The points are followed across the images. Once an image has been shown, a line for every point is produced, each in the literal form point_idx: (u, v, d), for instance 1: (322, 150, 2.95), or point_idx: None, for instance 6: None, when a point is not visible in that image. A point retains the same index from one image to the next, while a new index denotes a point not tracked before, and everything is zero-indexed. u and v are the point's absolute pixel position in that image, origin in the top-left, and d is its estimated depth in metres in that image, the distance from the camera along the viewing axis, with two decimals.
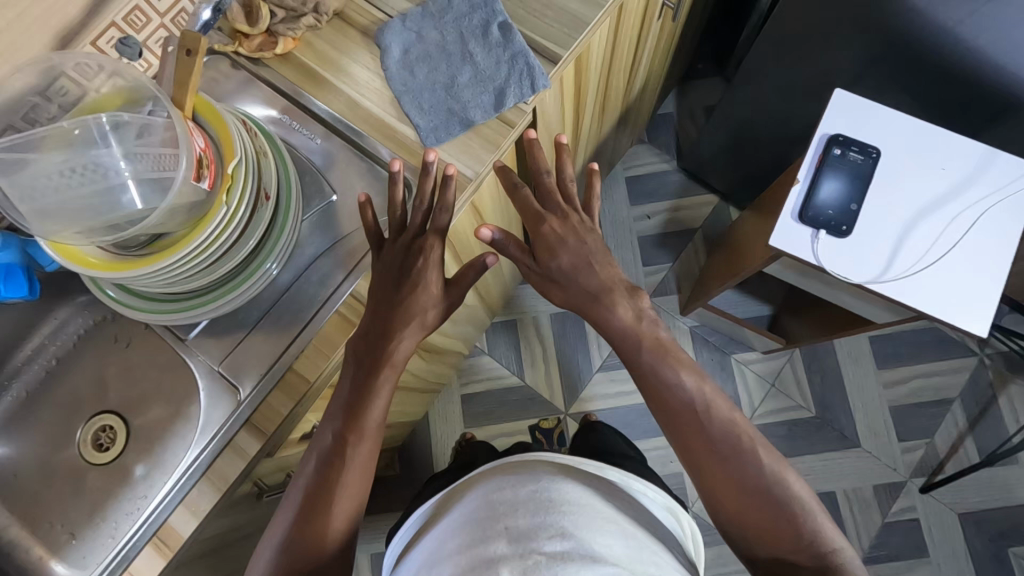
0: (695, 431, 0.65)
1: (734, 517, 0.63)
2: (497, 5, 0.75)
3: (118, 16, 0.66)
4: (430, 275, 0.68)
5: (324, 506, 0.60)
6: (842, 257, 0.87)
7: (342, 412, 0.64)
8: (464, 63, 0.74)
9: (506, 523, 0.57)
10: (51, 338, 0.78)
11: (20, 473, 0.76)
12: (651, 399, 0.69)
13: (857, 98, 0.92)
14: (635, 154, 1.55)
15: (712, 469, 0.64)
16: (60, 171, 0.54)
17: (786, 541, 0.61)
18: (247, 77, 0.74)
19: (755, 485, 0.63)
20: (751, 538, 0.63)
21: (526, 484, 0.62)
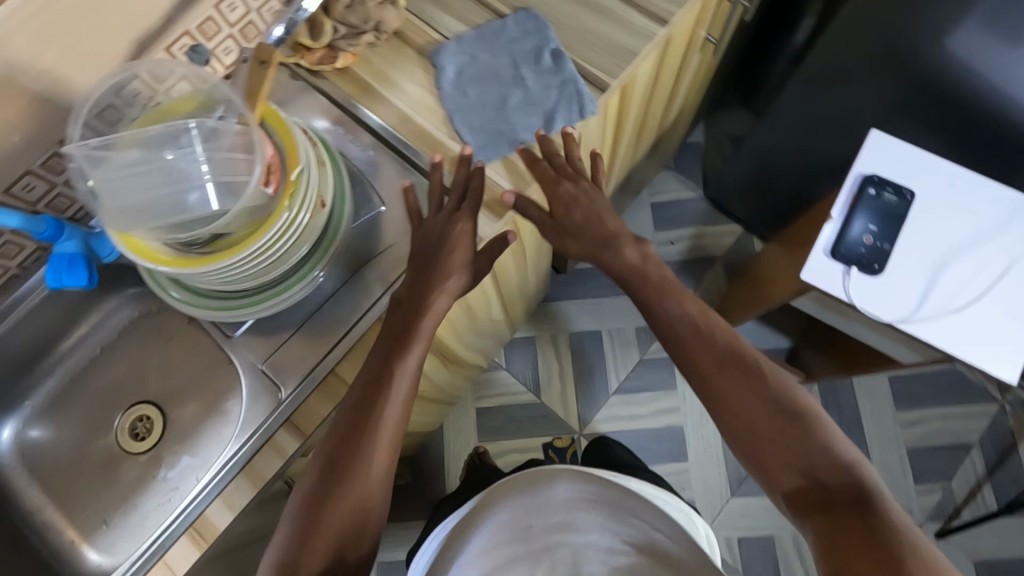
0: (714, 361, 0.64)
1: (763, 454, 0.59)
2: (550, 33, 0.78)
3: (192, 25, 0.69)
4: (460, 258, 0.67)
5: (350, 473, 0.58)
6: (873, 295, 0.88)
7: (367, 379, 0.62)
8: (517, 86, 0.77)
9: (529, 521, 0.60)
10: (96, 328, 0.79)
11: (57, 457, 0.78)
12: (668, 337, 0.68)
13: (894, 141, 0.93)
14: (661, 181, 1.57)
15: (733, 397, 0.62)
16: (145, 171, 0.57)
17: (815, 462, 0.57)
18: (303, 87, 0.77)
19: (771, 408, 0.60)
20: (780, 470, 0.58)
21: (546, 485, 0.64)
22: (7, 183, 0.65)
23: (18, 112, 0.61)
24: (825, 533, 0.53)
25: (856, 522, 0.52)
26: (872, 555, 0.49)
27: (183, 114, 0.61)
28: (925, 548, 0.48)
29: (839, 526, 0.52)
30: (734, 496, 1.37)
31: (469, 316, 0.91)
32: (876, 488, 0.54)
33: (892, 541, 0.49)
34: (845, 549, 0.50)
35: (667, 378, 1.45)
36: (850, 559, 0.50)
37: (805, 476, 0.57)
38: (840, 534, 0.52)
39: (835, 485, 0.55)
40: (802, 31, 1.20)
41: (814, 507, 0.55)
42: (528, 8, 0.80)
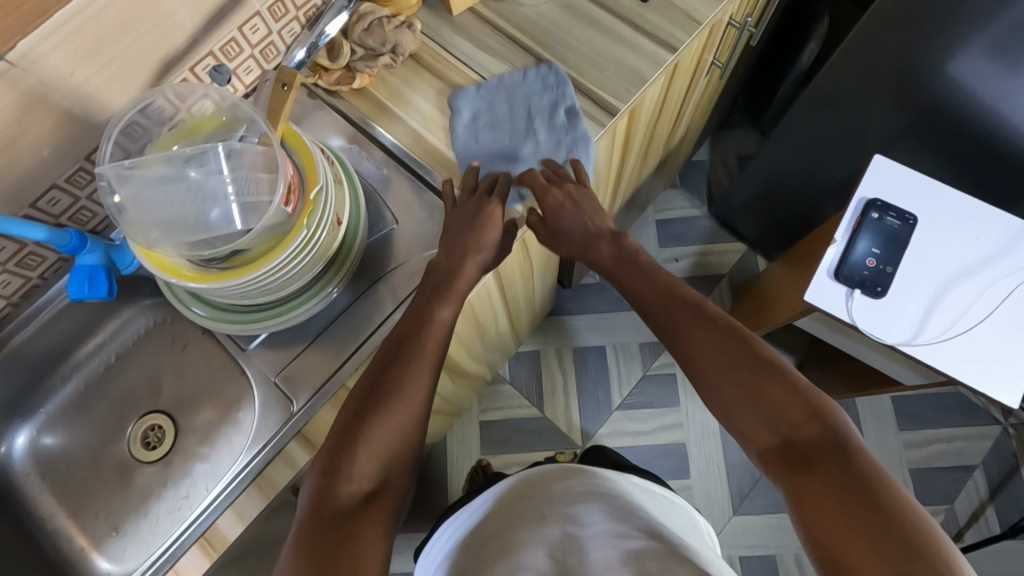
0: (693, 327, 0.65)
1: (737, 404, 0.60)
2: (569, 91, 0.78)
3: (216, 46, 0.71)
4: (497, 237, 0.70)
5: (393, 398, 0.60)
6: (876, 317, 0.89)
7: (415, 317, 0.66)
8: (531, 138, 0.78)
9: (544, 512, 0.66)
10: (112, 337, 0.81)
11: (70, 464, 0.79)
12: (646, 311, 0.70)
13: (897, 167, 0.94)
14: (666, 198, 1.59)
15: (710, 365, 0.62)
16: (172, 190, 0.59)
17: (786, 416, 0.57)
18: (320, 105, 0.79)
19: (741, 356, 0.61)
20: (752, 427, 0.59)
21: (559, 482, 0.71)
22: (33, 197, 0.67)
23: (48, 128, 0.63)
24: (796, 481, 0.53)
25: (828, 467, 0.52)
26: (842, 497, 0.49)
27: (206, 131, 0.64)
28: (893, 486, 0.49)
29: (810, 472, 0.53)
30: (737, 513, 1.37)
31: (477, 330, 0.93)
32: (848, 434, 0.54)
33: (863, 481, 0.50)
34: (818, 494, 0.51)
35: (671, 393, 1.46)
36: (819, 503, 0.50)
37: (776, 432, 0.57)
38: (808, 483, 0.52)
39: (808, 436, 0.55)
40: (807, 55, 1.27)
41: (784, 459, 0.55)
42: (551, 62, 0.80)
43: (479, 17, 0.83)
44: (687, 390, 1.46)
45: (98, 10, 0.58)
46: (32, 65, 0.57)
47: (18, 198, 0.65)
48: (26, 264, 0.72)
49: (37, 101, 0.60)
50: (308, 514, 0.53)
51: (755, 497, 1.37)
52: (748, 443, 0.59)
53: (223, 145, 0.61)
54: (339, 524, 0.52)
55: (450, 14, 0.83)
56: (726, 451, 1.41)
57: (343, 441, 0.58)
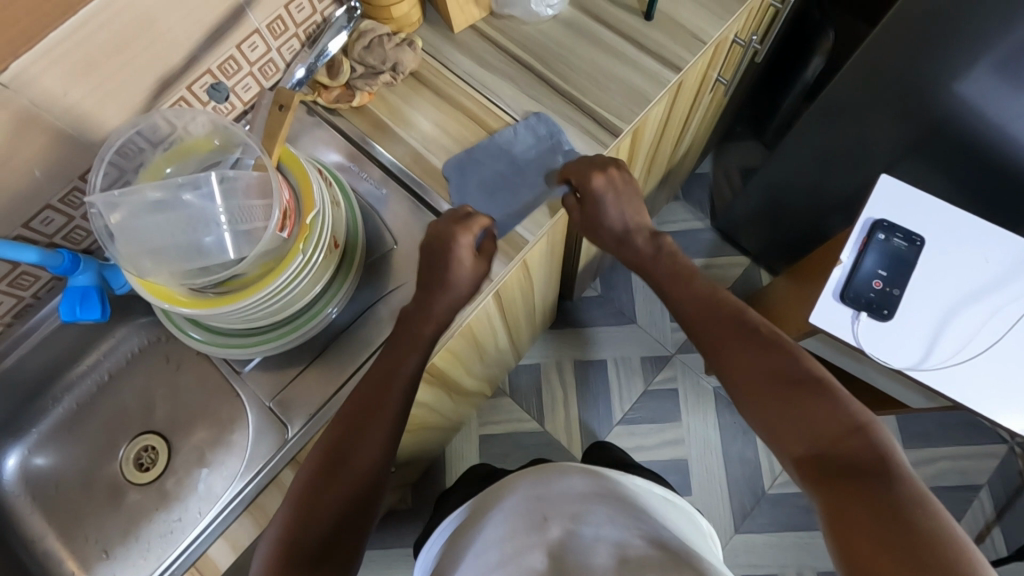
0: (731, 340, 0.65)
1: (766, 412, 0.60)
2: (563, 137, 0.77)
3: (214, 64, 0.70)
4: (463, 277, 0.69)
5: (365, 432, 0.62)
6: (882, 339, 0.87)
7: (377, 376, 0.64)
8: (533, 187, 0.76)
9: (545, 513, 0.65)
10: (107, 356, 0.80)
11: (61, 485, 0.77)
12: (685, 320, 0.70)
13: (902, 186, 0.93)
14: (669, 211, 1.58)
15: (742, 371, 0.63)
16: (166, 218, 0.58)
17: (826, 431, 0.56)
18: (319, 122, 0.78)
19: (771, 366, 0.61)
20: (789, 437, 0.58)
21: (560, 482, 0.69)
22: (26, 217, 0.66)
23: (42, 148, 0.62)
24: (833, 497, 0.52)
25: (866, 487, 0.50)
26: (875, 515, 0.48)
27: (200, 155, 0.64)
28: (933, 511, 0.47)
29: (849, 488, 0.51)
30: (738, 532, 1.35)
31: (476, 349, 0.92)
32: (890, 456, 0.52)
33: (901, 506, 0.48)
34: (848, 510, 0.50)
35: (673, 409, 1.44)
36: (856, 521, 0.49)
37: (812, 446, 0.56)
38: (839, 499, 0.51)
39: (846, 454, 0.54)
40: (812, 69, 1.27)
41: (820, 473, 0.54)
42: (540, 112, 0.78)
43: (481, 35, 0.82)
44: (688, 406, 1.44)
45: (91, 31, 0.57)
46: (25, 85, 0.56)
47: (10, 219, 0.64)
48: (19, 284, 0.70)
49: (29, 123, 0.59)
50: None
51: (757, 515, 1.36)
52: (783, 454, 0.58)
53: (218, 170, 0.60)
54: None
55: (451, 31, 0.82)
56: (728, 468, 1.39)
57: (302, 508, 0.58)
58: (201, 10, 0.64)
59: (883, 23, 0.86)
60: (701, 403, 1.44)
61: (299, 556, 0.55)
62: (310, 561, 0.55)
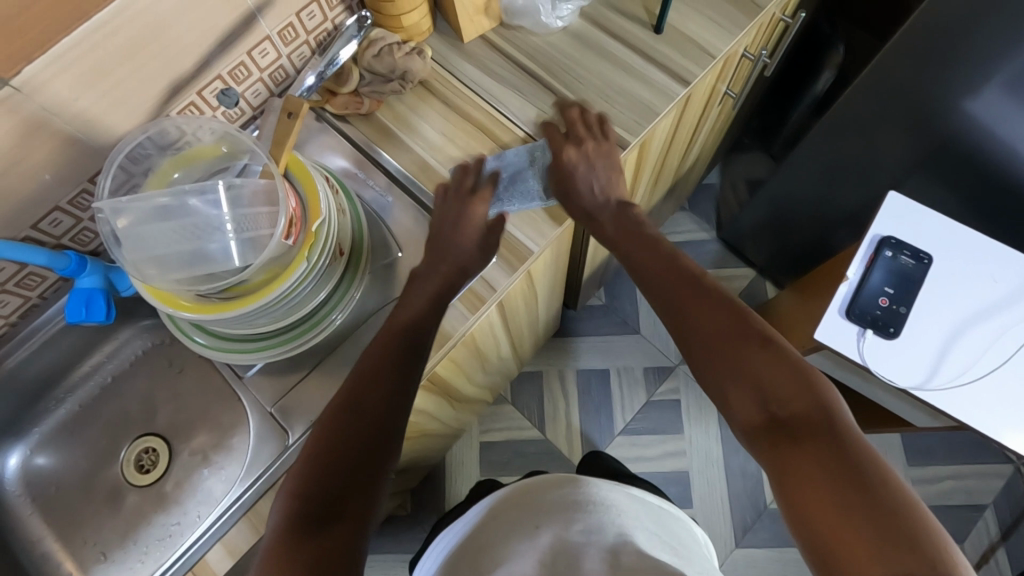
0: (686, 296, 0.59)
1: (715, 374, 0.55)
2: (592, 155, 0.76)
3: (224, 70, 0.71)
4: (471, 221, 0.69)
5: (370, 377, 0.57)
6: (888, 357, 0.87)
7: (389, 328, 0.62)
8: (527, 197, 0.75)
9: (537, 521, 0.65)
10: (110, 358, 0.80)
11: (62, 486, 0.77)
12: (640, 276, 0.64)
13: (911, 203, 0.92)
14: (675, 221, 1.58)
15: (694, 327, 0.57)
16: (171, 222, 0.58)
17: (776, 389, 0.51)
18: (327, 129, 0.78)
19: (724, 323, 0.56)
20: (742, 401, 0.53)
21: (561, 488, 0.69)
22: (35, 219, 0.66)
23: (52, 152, 0.62)
24: (785, 466, 0.48)
25: (821, 451, 0.47)
26: (832, 479, 0.45)
27: (206, 163, 0.64)
28: (886, 473, 0.44)
29: (799, 452, 0.47)
30: (739, 546, 1.34)
31: (478, 357, 0.92)
32: (840, 416, 0.48)
33: (861, 468, 0.45)
34: (804, 474, 0.46)
35: (675, 420, 1.43)
36: (808, 491, 0.45)
37: (766, 409, 0.51)
38: (793, 464, 0.47)
39: (799, 413, 0.50)
40: (822, 83, 1.28)
41: (771, 438, 0.50)
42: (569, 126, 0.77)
43: (490, 45, 0.82)
44: (690, 418, 1.43)
45: (102, 37, 0.57)
46: (36, 90, 0.56)
47: (18, 221, 0.64)
48: (25, 285, 0.71)
49: (39, 126, 0.59)
50: (271, 549, 0.48)
51: (759, 530, 1.34)
52: (732, 421, 0.54)
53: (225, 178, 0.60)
54: (296, 552, 0.47)
55: (461, 41, 0.82)
56: (729, 481, 1.38)
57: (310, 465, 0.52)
58: (212, 17, 0.65)
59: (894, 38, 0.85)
60: (704, 414, 1.44)
61: (310, 513, 0.49)
62: (320, 519, 0.49)
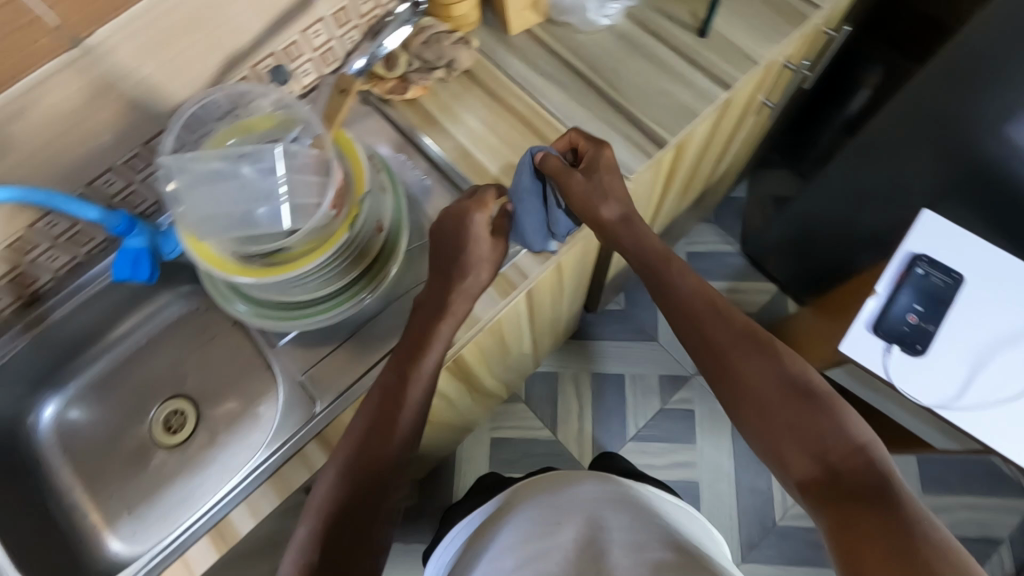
0: (736, 354, 0.63)
1: (767, 433, 0.60)
2: (630, 155, 0.77)
3: (279, 47, 0.73)
4: (480, 258, 0.67)
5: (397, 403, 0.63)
6: (915, 375, 0.86)
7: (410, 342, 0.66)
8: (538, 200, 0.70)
9: (558, 519, 0.67)
10: (147, 320, 0.82)
11: (92, 441, 0.79)
12: (684, 328, 0.67)
13: (946, 223, 0.92)
14: (699, 232, 1.58)
15: (748, 387, 0.62)
16: (223, 184, 0.60)
17: (833, 451, 0.56)
18: (372, 112, 0.81)
19: (778, 384, 0.61)
20: (796, 459, 0.58)
21: (585, 488, 0.72)
22: (90, 176, 0.68)
23: (114, 114, 0.65)
24: (843, 526, 0.52)
25: (877, 511, 0.51)
26: (888, 544, 0.49)
27: (261, 131, 0.65)
28: (938, 536, 0.48)
29: (855, 509, 0.52)
30: (744, 561, 1.33)
31: (501, 349, 0.93)
32: (892, 478, 0.53)
33: (914, 533, 0.49)
34: (859, 538, 0.50)
35: (687, 430, 1.43)
36: (865, 554, 0.49)
37: (821, 468, 0.56)
38: (850, 526, 0.51)
39: (856, 476, 0.54)
40: (857, 102, 1.31)
41: (827, 495, 0.55)
42: (607, 122, 0.78)
43: (536, 40, 0.83)
44: (703, 429, 1.43)
45: (171, 5, 0.60)
46: (106, 52, 0.59)
47: (75, 177, 0.67)
48: (75, 241, 0.73)
49: (104, 87, 0.62)
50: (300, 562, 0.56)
51: (765, 547, 1.33)
52: (788, 475, 0.59)
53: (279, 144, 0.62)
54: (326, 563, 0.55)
55: (507, 34, 0.84)
56: (739, 496, 1.37)
57: (334, 495, 0.59)
58: None
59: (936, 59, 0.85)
60: (717, 427, 1.43)
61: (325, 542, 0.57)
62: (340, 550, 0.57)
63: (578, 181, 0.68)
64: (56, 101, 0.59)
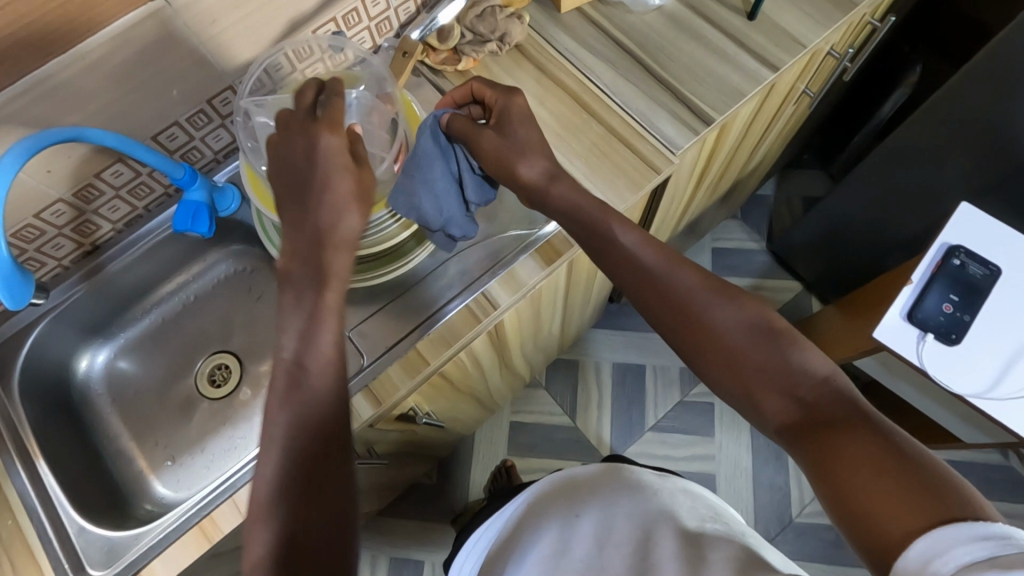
0: (686, 305, 0.57)
1: (733, 382, 0.55)
2: (676, 131, 0.78)
3: (339, 14, 0.75)
4: (345, 194, 0.54)
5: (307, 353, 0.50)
6: (949, 365, 0.87)
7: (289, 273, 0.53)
8: (439, 162, 0.65)
9: (577, 511, 0.65)
10: (195, 278, 0.85)
11: (140, 389, 0.82)
12: (629, 282, 0.60)
13: (984, 218, 0.92)
14: (725, 228, 1.57)
15: (707, 338, 0.56)
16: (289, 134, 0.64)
17: (802, 386, 0.52)
18: (423, 82, 0.82)
19: (733, 329, 0.55)
20: (766, 405, 0.53)
21: (606, 483, 0.69)
22: (156, 130, 0.71)
23: (185, 69, 0.67)
24: (826, 465, 0.47)
25: (852, 439, 0.47)
26: (874, 472, 0.44)
27: None
28: (917, 450, 0.44)
29: (833, 443, 0.47)
30: None
31: (535, 324, 0.94)
32: (860, 405, 0.49)
33: (894, 453, 0.45)
34: (844, 473, 0.46)
35: (706, 423, 1.43)
36: (854, 488, 0.45)
37: (796, 407, 0.51)
38: (833, 462, 0.47)
39: (827, 409, 0.50)
40: (890, 104, 1.28)
41: (803, 435, 0.50)
42: (654, 100, 0.80)
43: (586, 19, 0.85)
44: (722, 423, 1.43)
45: None
46: (184, 7, 0.61)
47: (143, 130, 0.70)
48: (136, 194, 0.76)
49: (177, 41, 0.64)
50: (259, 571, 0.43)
51: (782, 542, 1.33)
52: (766, 421, 0.54)
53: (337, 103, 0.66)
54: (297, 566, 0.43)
55: (558, 12, 0.85)
56: (756, 490, 1.38)
57: (275, 497, 0.45)
58: None
59: (973, 60, 0.85)
60: (736, 421, 1.43)
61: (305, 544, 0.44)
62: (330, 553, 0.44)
63: (490, 138, 0.64)
64: (132, 51, 0.62)
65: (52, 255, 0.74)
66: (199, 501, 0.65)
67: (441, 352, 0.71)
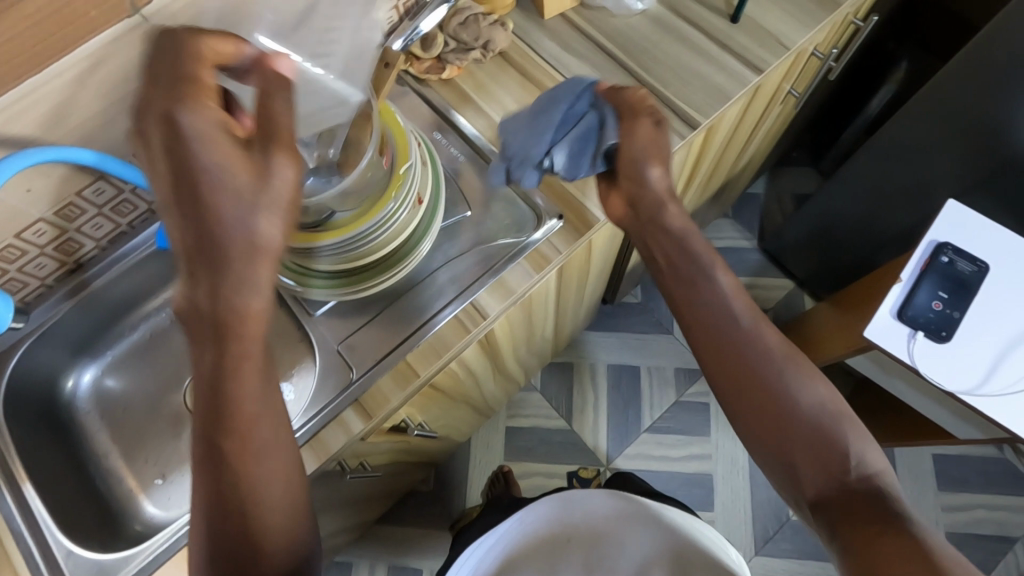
0: (752, 367, 0.59)
1: (776, 447, 0.57)
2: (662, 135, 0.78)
3: None
4: (236, 195, 0.42)
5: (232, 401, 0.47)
6: (939, 362, 0.87)
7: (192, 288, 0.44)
8: (561, 111, 0.67)
9: (569, 536, 0.70)
10: None
11: (128, 407, 0.81)
12: (700, 335, 0.61)
13: (972, 213, 0.92)
14: (717, 227, 1.55)
15: (762, 399, 0.58)
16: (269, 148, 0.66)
17: (843, 469, 0.55)
18: (408, 91, 0.82)
19: (792, 399, 0.58)
20: (806, 478, 0.56)
21: (591, 521, 0.71)
22: None
23: None
24: (858, 548, 0.51)
25: (886, 533, 0.51)
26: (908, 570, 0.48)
27: None
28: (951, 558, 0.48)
29: (870, 535, 0.51)
30: (757, 554, 1.33)
31: (527, 329, 0.94)
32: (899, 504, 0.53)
33: (928, 554, 0.48)
34: (876, 561, 0.49)
35: (702, 423, 1.43)
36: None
37: (833, 486, 0.55)
38: (867, 549, 0.50)
39: (864, 497, 0.54)
40: (877, 100, 1.32)
41: (839, 517, 0.54)
42: None
43: (570, 24, 0.85)
44: (718, 423, 1.43)
45: None
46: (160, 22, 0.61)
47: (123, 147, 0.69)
48: (119, 211, 0.75)
49: None
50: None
51: (780, 540, 1.34)
52: (798, 492, 0.57)
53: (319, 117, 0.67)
54: None
55: (541, 17, 0.85)
56: (753, 489, 1.38)
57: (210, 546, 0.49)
58: None
59: (962, 53, 0.87)
60: None
61: None
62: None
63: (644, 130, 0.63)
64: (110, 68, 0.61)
65: (34, 274, 0.73)
66: (189, 521, 0.65)
67: (431, 362, 0.71)
